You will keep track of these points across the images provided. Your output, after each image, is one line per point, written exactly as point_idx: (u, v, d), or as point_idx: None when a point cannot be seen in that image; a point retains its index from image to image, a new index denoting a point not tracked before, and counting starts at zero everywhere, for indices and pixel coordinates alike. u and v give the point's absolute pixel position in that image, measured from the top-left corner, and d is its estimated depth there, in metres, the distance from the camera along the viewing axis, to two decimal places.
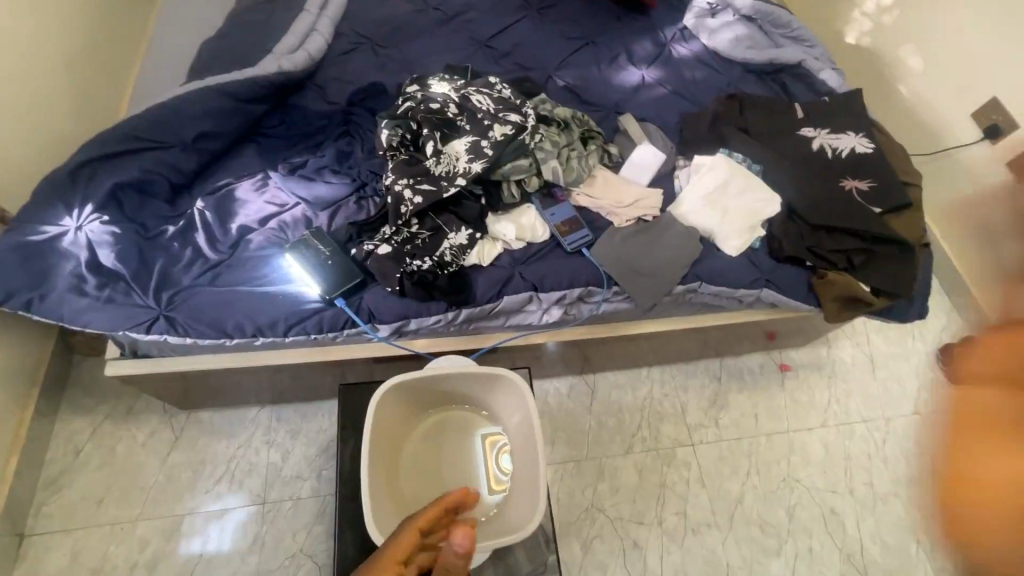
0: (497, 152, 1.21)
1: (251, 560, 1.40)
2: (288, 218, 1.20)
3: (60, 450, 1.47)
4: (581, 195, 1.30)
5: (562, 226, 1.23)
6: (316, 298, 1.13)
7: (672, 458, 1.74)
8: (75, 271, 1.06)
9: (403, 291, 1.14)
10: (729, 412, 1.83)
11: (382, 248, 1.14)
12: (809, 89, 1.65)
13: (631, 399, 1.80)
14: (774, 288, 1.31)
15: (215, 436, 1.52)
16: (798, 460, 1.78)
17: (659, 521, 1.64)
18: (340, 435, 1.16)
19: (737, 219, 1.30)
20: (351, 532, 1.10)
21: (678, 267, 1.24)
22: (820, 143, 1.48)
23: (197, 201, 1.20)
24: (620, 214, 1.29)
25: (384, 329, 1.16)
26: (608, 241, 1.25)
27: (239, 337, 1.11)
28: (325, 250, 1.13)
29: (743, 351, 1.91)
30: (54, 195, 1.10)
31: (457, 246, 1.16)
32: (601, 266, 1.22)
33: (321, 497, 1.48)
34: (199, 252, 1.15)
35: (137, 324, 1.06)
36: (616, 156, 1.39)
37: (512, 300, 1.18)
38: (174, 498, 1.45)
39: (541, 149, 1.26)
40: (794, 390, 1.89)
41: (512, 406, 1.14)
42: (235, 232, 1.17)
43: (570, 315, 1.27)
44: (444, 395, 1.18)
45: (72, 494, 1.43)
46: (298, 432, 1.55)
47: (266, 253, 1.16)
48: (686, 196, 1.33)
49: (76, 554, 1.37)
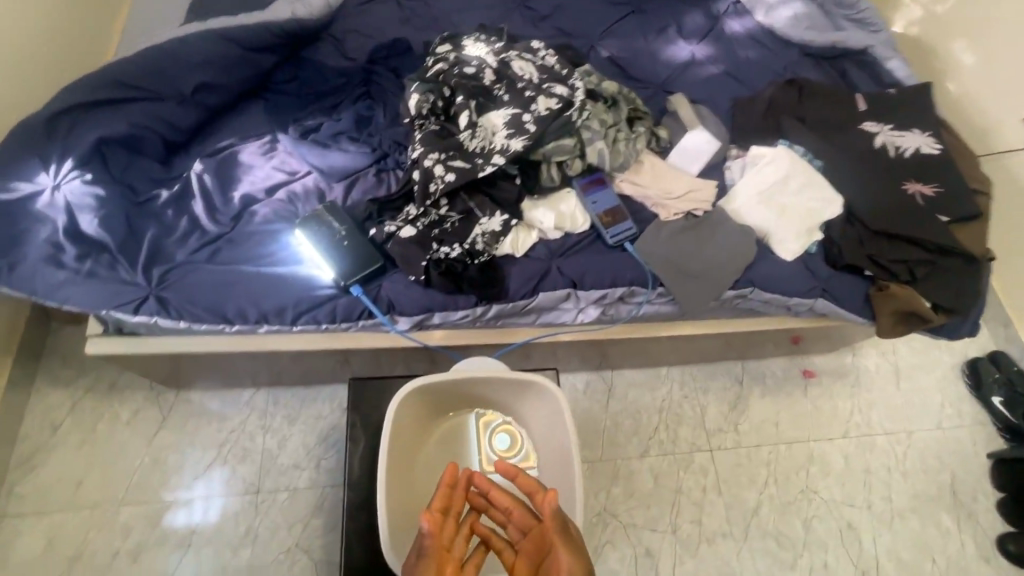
0: (541, 127, 1.06)
1: (242, 555, 1.29)
2: (299, 189, 1.06)
3: (37, 424, 1.34)
4: (625, 182, 1.17)
5: (604, 217, 1.10)
6: (330, 283, 1.00)
7: (689, 462, 1.66)
8: (51, 238, 0.92)
9: (428, 282, 1.01)
10: (748, 418, 1.75)
11: (405, 230, 1.01)
12: (871, 78, 1.51)
13: (650, 399, 1.71)
14: (830, 298, 1.19)
15: (205, 418, 1.39)
16: (817, 472, 1.71)
17: (672, 529, 1.57)
18: (351, 435, 1.04)
19: (796, 220, 1.18)
20: (360, 542, 0.99)
21: (729, 271, 1.12)
22: (883, 140, 1.35)
23: (194, 163, 1.06)
24: (668, 206, 1.17)
25: (404, 322, 1.04)
26: (654, 236, 1.13)
27: (241, 323, 0.98)
28: (341, 229, 1.00)
29: (766, 354, 1.82)
30: (22, 146, 0.93)
31: (489, 233, 1.03)
32: (646, 265, 1.10)
33: (318, 490, 1.36)
34: (196, 222, 1.01)
35: (124, 303, 0.93)
36: (665, 141, 1.25)
37: (547, 298, 1.06)
38: (158, 483, 1.33)
39: (588, 128, 1.12)
40: (817, 397, 1.81)
41: (544, 418, 1.03)
42: (238, 202, 1.03)
43: (608, 315, 1.15)
44: (465, 399, 1.06)
45: (49, 474, 1.31)
46: (296, 418, 1.42)
47: (272, 228, 1.02)
48: (739, 190, 1.21)
49: (52, 540, 1.26)
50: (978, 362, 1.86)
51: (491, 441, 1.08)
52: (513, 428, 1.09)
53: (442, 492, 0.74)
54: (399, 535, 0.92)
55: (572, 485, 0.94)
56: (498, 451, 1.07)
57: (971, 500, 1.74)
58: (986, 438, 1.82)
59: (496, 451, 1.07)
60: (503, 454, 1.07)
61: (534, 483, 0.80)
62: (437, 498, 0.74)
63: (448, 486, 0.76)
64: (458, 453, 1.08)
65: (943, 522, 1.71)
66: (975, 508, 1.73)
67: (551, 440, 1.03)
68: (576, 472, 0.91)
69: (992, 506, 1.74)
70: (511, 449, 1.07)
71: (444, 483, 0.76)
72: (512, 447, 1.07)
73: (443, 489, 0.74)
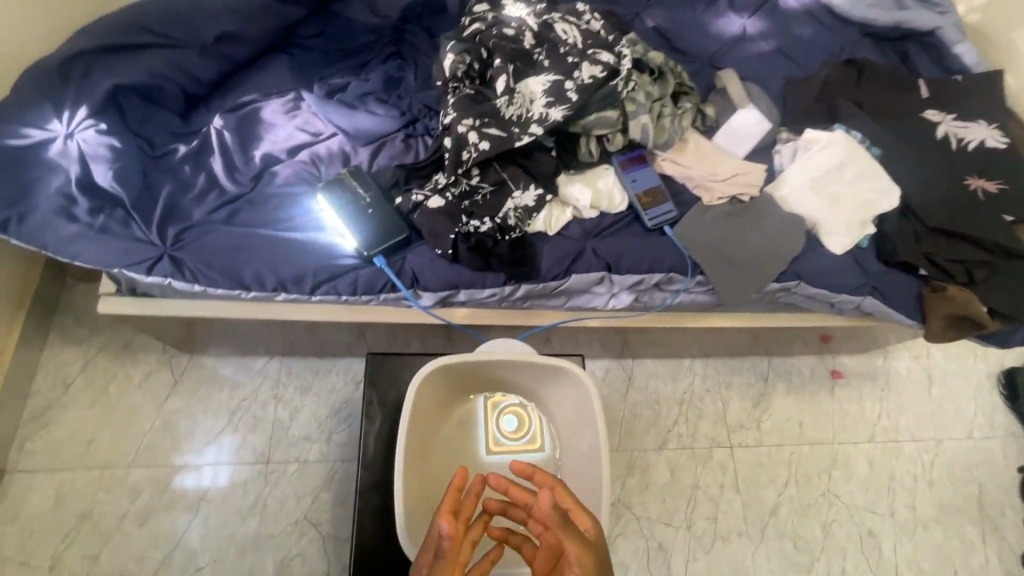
0: (583, 97, 0.98)
1: (250, 524, 1.26)
2: (323, 151, 1.00)
3: (48, 380, 1.30)
4: (666, 160, 1.10)
5: (643, 197, 1.04)
6: (352, 253, 0.95)
7: (708, 458, 1.61)
8: (63, 189, 0.87)
9: (455, 256, 0.95)
10: (771, 417, 1.68)
11: (433, 200, 0.96)
12: (934, 63, 1.40)
13: (671, 391, 1.65)
14: (880, 297, 1.12)
15: (217, 384, 1.35)
16: (840, 475, 1.65)
17: (687, 525, 1.53)
18: (367, 411, 1.00)
19: (849, 211, 1.10)
20: (373, 521, 0.96)
21: (776, 263, 1.04)
22: (945, 130, 1.25)
23: (214, 118, 1.00)
24: (710, 189, 1.09)
25: (428, 298, 0.98)
26: (696, 221, 1.06)
27: (257, 290, 0.93)
28: (366, 195, 0.95)
29: (794, 351, 1.75)
30: (39, 89, 0.89)
31: (522, 208, 0.97)
32: (687, 251, 1.03)
33: (329, 463, 1.32)
34: (215, 180, 0.96)
35: (137, 262, 0.88)
36: (711, 120, 1.17)
37: (580, 280, 1.00)
38: (169, 446, 1.29)
39: (633, 101, 1.04)
40: (844, 399, 1.74)
41: (571, 407, 0.98)
42: (259, 161, 0.98)
43: (641, 302, 1.08)
44: (488, 383, 1.01)
45: (60, 431, 1.27)
46: (308, 390, 1.37)
47: (294, 191, 0.97)
48: (790, 176, 1.13)
49: (60, 498, 1.22)
50: (1016, 372, 1.78)
51: (498, 423, 1.03)
52: (520, 409, 1.04)
53: (451, 494, 0.71)
54: (414, 522, 0.87)
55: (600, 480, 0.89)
56: (505, 433, 1.03)
57: (998, 514, 1.68)
58: (1017, 451, 1.75)
59: (503, 433, 1.03)
60: (512, 437, 1.02)
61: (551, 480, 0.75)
62: (446, 501, 0.70)
63: (457, 489, 0.72)
64: (463, 434, 1.03)
65: (968, 534, 1.65)
66: (1002, 522, 1.67)
67: (573, 429, 0.99)
68: (605, 470, 0.86)
69: (1019, 520, 1.68)
70: (519, 431, 1.03)
71: (453, 485, 0.72)
72: (520, 429, 1.03)
73: (452, 491, 0.71)
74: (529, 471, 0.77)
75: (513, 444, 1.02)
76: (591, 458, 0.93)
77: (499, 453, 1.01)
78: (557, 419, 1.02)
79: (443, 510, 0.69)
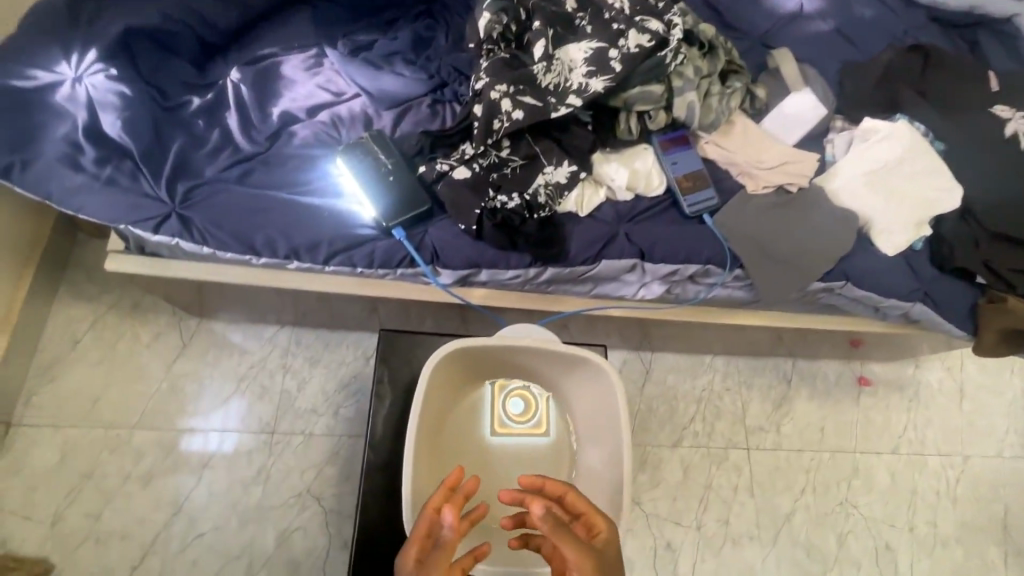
0: (628, 67, 0.90)
1: (253, 494, 1.20)
2: (344, 112, 0.94)
3: (56, 336, 1.23)
4: (710, 143, 1.02)
5: (684, 181, 0.96)
6: (370, 223, 0.89)
7: (723, 458, 1.55)
8: (69, 136, 0.83)
9: (479, 233, 0.89)
10: (791, 421, 1.61)
11: (459, 171, 0.89)
12: (1008, 54, 1.28)
13: (689, 387, 1.59)
14: (930, 304, 1.05)
15: (226, 351, 1.28)
16: (861, 486, 1.59)
17: (697, 525, 1.48)
18: (377, 390, 0.95)
19: (905, 209, 1.01)
20: (379, 504, 0.91)
21: (822, 261, 0.97)
22: (1015, 127, 1.12)
23: (231, 71, 0.94)
24: (756, 176, 1.01)
25: (447, 275, 0.93)
26: (738, 210, 0.98)
27: (269, 256, 0.88)
28: (388, 162, 0.89)
29: (819, 355, 1.67)
30: (49, 30, 0.85)
31: (553, 184, 0.90)
32: (726, 243, 0.96)
33: (335, 438, 1.26)
34: (229, 137, 0.90)
35: (144, 219, 0.83)
36: (761, 103, 1.07)
37: (611, 266, 0.94)
38: (175, 409, 1.23)
39: (680, 75, 0.96)
40: (869, 407, 1.66)
41: (592, 402, 0.93)
42: (276, 119, 0.92)
43: (672, 294, 1.01)
44: (505, 368, 0.96)
45: (68, 387, 1.21)
46: (318, 361, 1.31)
47: (312, 154, 0.91)
48: (844, 167, 1.04)
49: (66, 456, 1.17)
50: None
51: (504, 405, 0.98)
52: (528, 391, 0.99)
53: (445, 492, 0.74)
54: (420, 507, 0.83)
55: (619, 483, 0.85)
56: (511, 416, 0.97)
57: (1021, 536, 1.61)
58: None
59: (509, 416, 0.97)
60: (517, 420, 0.97)
61: (562, 489, 0.74)
62: (436, 496, 0.73)
63: (450, 487, 0.75)
64: (468, 414, 0.97)
65: (988, 555, 1.58)
66: None
67: (589, 422, 0.94)
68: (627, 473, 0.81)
69: None
70: (525, 415, 0.97)
71: (445, 483, 0.75)
72: (526, 412, 0.98)
73: (444, 487, 0.74)
74: (536, 481, 0.75)
75: (518, 427, 0.97)
76: (610, 457, 0.89)
77: (503, 436, 0.96)
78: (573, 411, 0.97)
79: (431, 505, 0.71)
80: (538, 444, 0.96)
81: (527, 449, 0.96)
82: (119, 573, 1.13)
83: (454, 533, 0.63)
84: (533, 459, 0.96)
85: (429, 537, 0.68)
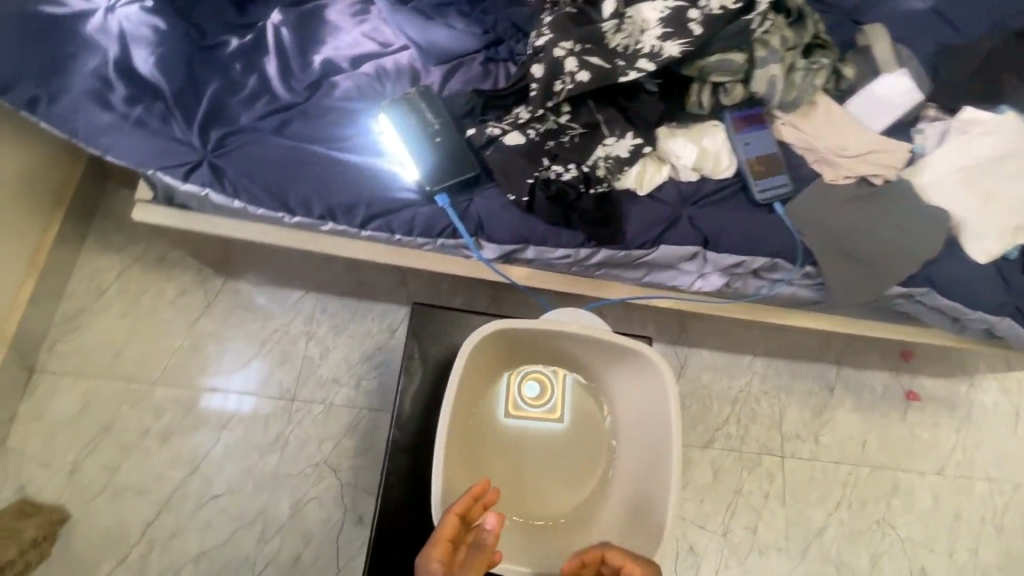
0: (708, 31, 0.81)
1: (269, 461, 1.15)
2: (390, 64, 0.87)
3: (81, 285, 1.19)
4: (787, 125, 0.92)
5: (756, 164, 0.87)
6: (411, 186, 0.82)
7: (755, 464, 1.43)
8: (99, 71, 0.77)
9: (530, 205, 0.82)
10: (831, 432, 1.48)
11: (512, 136, 0.81)
12: None
13: (724, 388, 1.47)
14: (1019, 319, 0.94)
15: (250, 313, 1.22)
16: (899, 505, 1.46)
17: (723, 531, 1.39)
18: (408, 366, 0.89)
19: (1005, 213, 0.91)
20: (403, 486, 0.86)
21: (906, 264, 0.88)
22: None
23: (272, 12, 0.87)
24: (836, 165, 0.90)
25: (491, 250, 0.86)
26: (816, 201, 0.88)
27: (303, 215, 0.82)
28: (435, 121, 0.82)
29: (866, 363, 1.53)
30: None
31: (613, 157, 0.82)
32: (799, 236, 0.87)
33: (356, 411, 1.20)
34: (266, 83, 0.84)
35: (173, 165, 0.78)
36: (848, 83, 0.96)
37: (669, 252, 0.86)
38: (196, 368, 1.18)
39: (764, 45, 0.85)
40: (916, 423, 1.52)
41: (638, 397, 0.86)
42: (318, 67, 0.85)
43: (732, 289, 0.93)
44: (545, 353, 0.89)
45: (92, 337, 1.17)
46: (342, 331, 1.24)
47: (353, 107, 0.84)
48: (940, 161, 0.93)
49: (87, 406, 1.14)
50: None
51: (519, 388, 0.90)
52: (544, 373, 0.91)
53: (465, 501, 0.69)
54: (448, 498, 0.77)
55: (666, 486, 0.78)
56: (526, 399, 0.90)
57: None
58: None
59: (524, 399, 0.90)
60: (534, 404, 0.90)
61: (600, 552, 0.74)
62: (460, 504, 0.69)
63: (473, 497, 0.70)
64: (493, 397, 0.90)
65: None
66: None
67: (628, 413, 0.88)
68: (678, 476, 0.75)
69: None
70: (542, 398, 0.90)
71: (472, 493, 0.70)
72: (542, 396, 0.90)
73: (468, 496, 0.69)
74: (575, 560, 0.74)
75: (533, 411, 0.89)
76: (656, 460, 0.82)
77: (518, 418, 0.89)
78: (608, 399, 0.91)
79: (455, 511, 0.68)
80: (556, 430, 0.89)
81: (545, 435, 0.89)
82: (135, 529, 1.10)
83: (494, 542, 0.67)
84: (551, 447, 0.89)
85: (453, 540, 0.68)
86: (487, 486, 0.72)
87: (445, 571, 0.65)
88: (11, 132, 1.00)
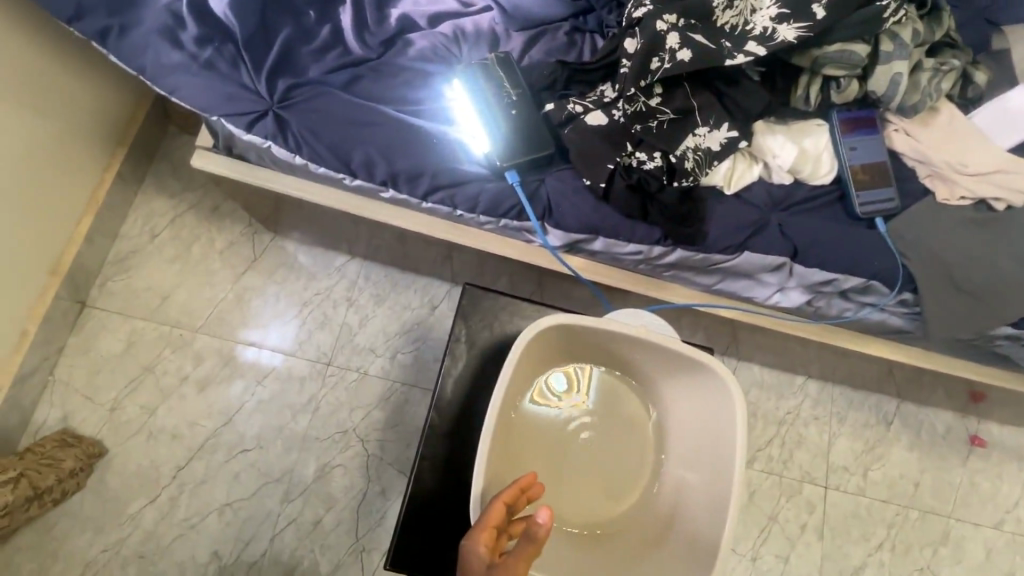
0: (833, 15, 0.72)
1: (300, 423, 1.14)
2: (469, 26, 0.80)
3: (134, 226, 1.19)
4: (901, 131, 0.82)
5: (862, 171, 0.78)
6: (480, 159, 0.77)
7: (796, 491, 1.25)
8: (172, 7, 0.74)
9: (606, 193, 0.75)
10: (884, 467, 1.27)
11: (595, 116, 0.75)
12: None
13: (772, 408, 1.28)
14: None
15: (294, 273, 1.20)
16: (950, 556, 1.24)
17: (752, 556, 1.21)
18: (454, 348, 0.85)
19: None
20: (435, 469, 0.83)
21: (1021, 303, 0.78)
22: None
23: None
24: (955, 183, 0.80)
25: (557, 237, 0.80)
26: (925, 222, 0.79)
27: (364, 179, 0.78)
28: (513, 91, 0.76)
29: (930, 400, 1.31)
30: None
31: (703, 149, 0.75)
32: (901, 259, 0.78)
33: (389, 382, 1.17)
34: (340, 37, 0.79)
35: (237, 113, 0.75)
36: (977, 91, 0.84)
37: (752, 261, 0.78)
38: (237, 321, 1.18)
39: (890, 37, 0.76)
40: (977, 472, 1.29)
41: (695, 406, 0.80)
42: (395, 23, 0.80)
43: (812, 308, 0.84)
44: (593, 352, 0.83)
45: (141, 279, 1.17)
46: (383, 300, 1.20)
47: (427, 69, 0.79)
48: None
49: (131, 345, 1.15)
50: None
51: (549, 381, 0.85)
52: (574, 367, 0.86)
53: (511, 492, 0.66)
54: (486, 491, 0.73)
55: (722, 506, 0.73)
56: (556, 393, 0.84)
57: None
58: None
59: (554, 392, 0.84)
60: (563, 398, 0.84)
61: None
62: (507, 493, 0.65)
63: (519, 489, 0.66)
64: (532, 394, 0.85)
65: None
66: None
67: (671, 419, 0.83)
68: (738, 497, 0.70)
69: None
70: (571, 392, 0.85)
71: (518, 483, 0.67)
72: (574, 391, 0.85)
73: (514, 487, 0.66)
74: None
75: (563, 405, 0.84)
76: (709, 476, 0.77)
77: (547, 412, 0.84)
78: (648, 403, 0.86)
79: (502, 499, 0.65)
80: (584, 428, 0.84)
81: (574, 433, 0.84)
82: (165, 471, 1.10)
83: (546, 535, 0.59)
84: (592, 448, 0.84)
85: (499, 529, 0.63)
86: (533, 479, 0.68)
87: (489, 558, 0.61)
88: (72, 63, 0.99)
